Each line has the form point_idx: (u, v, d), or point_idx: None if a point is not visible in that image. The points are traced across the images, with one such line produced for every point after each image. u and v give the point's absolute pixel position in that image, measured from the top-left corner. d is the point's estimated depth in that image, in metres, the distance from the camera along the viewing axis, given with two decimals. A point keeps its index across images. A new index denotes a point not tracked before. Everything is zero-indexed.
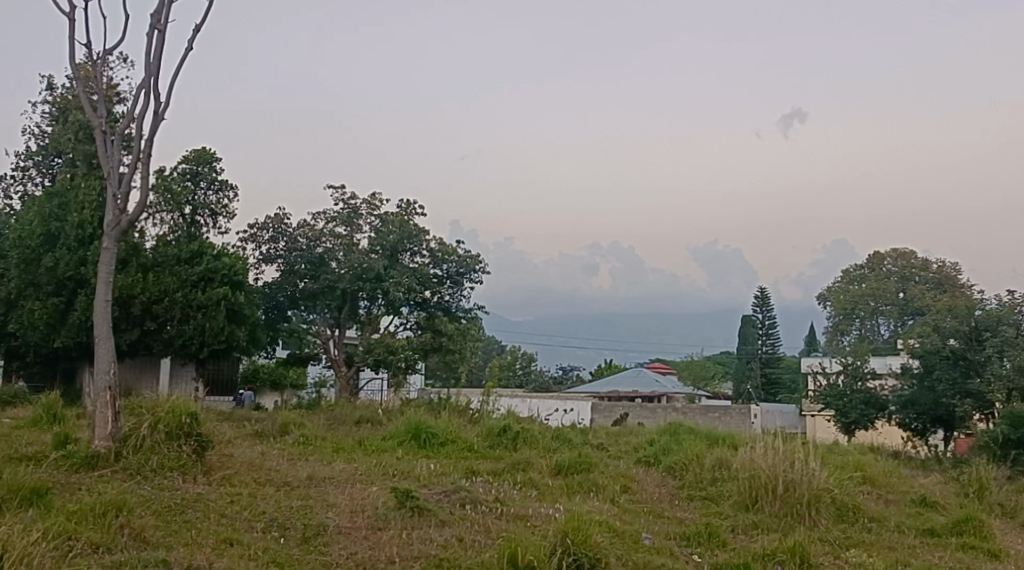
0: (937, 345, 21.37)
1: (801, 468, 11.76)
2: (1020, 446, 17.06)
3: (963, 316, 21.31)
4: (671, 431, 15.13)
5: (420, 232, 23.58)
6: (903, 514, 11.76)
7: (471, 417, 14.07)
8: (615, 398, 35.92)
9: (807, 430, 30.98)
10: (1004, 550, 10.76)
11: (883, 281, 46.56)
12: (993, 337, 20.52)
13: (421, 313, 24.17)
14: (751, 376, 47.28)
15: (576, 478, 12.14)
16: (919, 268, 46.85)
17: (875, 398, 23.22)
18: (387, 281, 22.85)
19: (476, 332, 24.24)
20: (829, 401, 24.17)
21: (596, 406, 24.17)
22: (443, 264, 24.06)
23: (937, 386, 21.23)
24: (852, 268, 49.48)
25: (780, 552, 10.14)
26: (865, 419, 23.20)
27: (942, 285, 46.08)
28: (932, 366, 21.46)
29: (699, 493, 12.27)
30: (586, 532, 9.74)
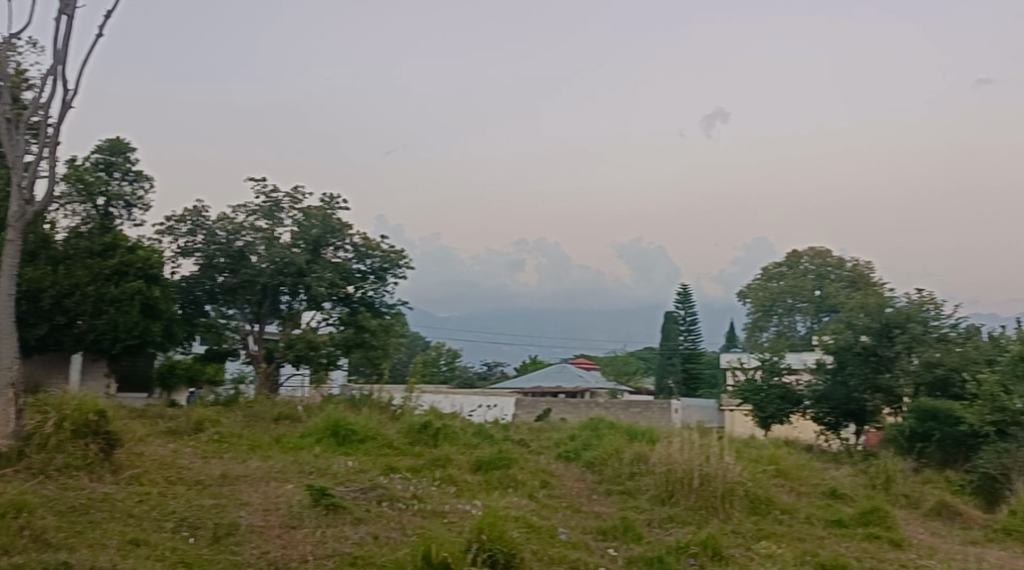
0: (849, 342, 21.94)
1: (716, 462, 11.95)
2: (926, 439, 17.54)
3: (875, 314, 21.69)
4: (591, 427, 15.22)
5: (343, 226, 23.37)
6: (813, 506, 12.01)
7: (392, 414, 13.91)
8: (539, 394, 36.02)
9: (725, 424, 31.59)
10: (907, 540, 11.12)
11: (800, 279, 47.54)
12: (903, 335, 21.25)
13: (344, 309, 23.69)
14: (672, 371, 48.46)
15: (495, 474, 12.14)
16: (835, 265, 47.95)
17: (792, 393, 23.63)
18: (309, 275, 22.58)
19: (400, 329, 24.02)
20: (746, 397, 24.52)
21: (519, 402, 24.26)
22: (366, 260, 23.81)
23: (850, 381, 21.84)
24: (768, 267, 50.34)
25: (693, 545, 10.36)
26: (781, 414, 23.70)
27: (857, 282, 47.24)
28: (846, 362, 22.09)
29: (617, 488, 12.34)
30: (502, 528, 9.74)
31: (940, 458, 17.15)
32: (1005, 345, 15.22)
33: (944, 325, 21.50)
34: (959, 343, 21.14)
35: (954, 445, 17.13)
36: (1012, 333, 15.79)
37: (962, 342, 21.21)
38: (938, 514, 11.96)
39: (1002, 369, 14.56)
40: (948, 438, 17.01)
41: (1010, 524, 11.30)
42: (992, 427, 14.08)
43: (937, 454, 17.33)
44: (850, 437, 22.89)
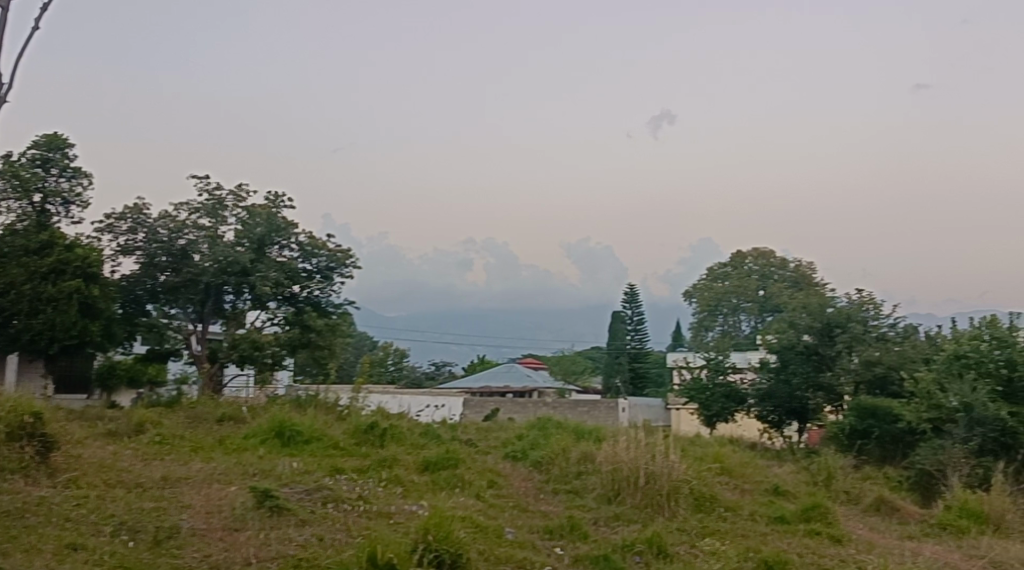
0: (792, 341, 22.23)
1: (662, 461, 12.07)
2: (865, 436, 17.92)
3: (817, 314, 22.15)
4: (539, 426, 15.24)
5: (289, 225, 23.09)
6: (757, 503, 12.19)
7: (339, 414, 13.80)
8: (486, 394, 35.97)
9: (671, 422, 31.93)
10: (847, 536, 11.34)
11: (745, 279, 48.27)
12: (843, 335, 21.67)
13: (289, 308, 23.32)
14: (619, 370, 48.89)
15: (443, 475, 12.10)
16: (778, 266, 48.82)
17: (736, 391, 24.04)
18: (253, 274, 22.24)
19: (346, 329, 23.79)
20: (692, 395, 24.82)
21: (466, 402, 24.17)
22: (312, 259, 23.54)
23: (793, 379, 22.17)
24: (715, 266, 51.19)
25: (639, 543, 10.45)
26: (726, 412, 24.10)
27: (799, 282, 48.19)
28: (788, 360, 22.42)
29: (564, 487, 12.39)
30: (449, 529, 9.69)
31: (879, 455, 17.51)
32: (941, 344, 15.59)
33: (883, 325, 22.15)
34: (897, 342, 21.84)
35: (892, 442, 17.53)
36: (947, 333, 16.21)
37: (899, 341, 21.97)
38: (876, 509, 12.19)
39: (938, 368, 14.89)
40: (886, 436, 17.41)
41: (945, 519, 11.59)
42: (928, 424, 14.48)
43: (875, 451, 17.70)
44: (792, 435, 23.34)
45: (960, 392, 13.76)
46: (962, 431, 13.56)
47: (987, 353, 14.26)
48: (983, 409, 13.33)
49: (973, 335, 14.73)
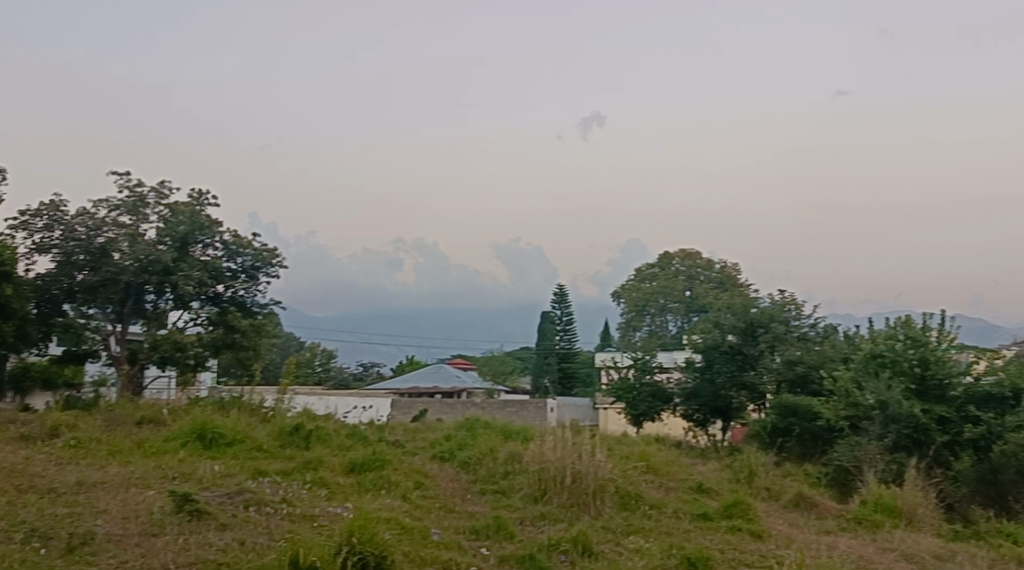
0: (717, 341, 22.75)
1: (588, 460, 12.16)
2: (786, 434, 18.35)
3: (741, 314, 22.78)
4: (467, 427, 15.25)
5: (212, 223, 22.66)
6: (681, 501, 12.37)
7: (263, 416, 13.60)
8: (416, 394, 35.80)
9: (600, 422, 32.25)
10: (767, 532, 11.57)
11: (672, 279, 49.00)
12: (766, 335, 22.32)
13: (214, 308, 22.77)
14: (549, 369, 49.19)
15: (368, 476, 12.02)
16: (705, 266, 49.82)
17: (662, 391, 24.31)
18: (176, 274, 21.74)
19: (272, 329, 23.44)
20: (620, 395, 25.02)
21: (396, 403, 24.06)
22: (237, 258, 23.09)
23: (717, 378, 22.56)
24: (642, 268, 51.52)
25: (564, 542, 10.51)
26: (652, 412, 24.29)
27: (725, 283, 49.29)
28: (714, 360, 22.77)
29: (491, 487, 12.41)
30: (372, 530, 9.62)
31: (799, 453, 17.95)
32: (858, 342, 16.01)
33: (804, 326, 22.83)
34: (817, 341, 22.54)
35: (812, 440, 17.95)
36: (864, 332, 16.67)
37: (819, 340, 22.61)
38: (796, 505, 12.49)
39: (855, 367, 15.29)
40: (807, 433, 17.81)
41: (860, 514, 11.91)
42: (846, 421, 14.88)
43: (797, 448, 18.10)
44: (716, 434, 23.74)
45: (877, 390, 14.17)
46: (878, 427, 14.02)
47: (901, 352, 14.69)
48: (898, 407, 13.76)
49: (888, 334, 15.13)
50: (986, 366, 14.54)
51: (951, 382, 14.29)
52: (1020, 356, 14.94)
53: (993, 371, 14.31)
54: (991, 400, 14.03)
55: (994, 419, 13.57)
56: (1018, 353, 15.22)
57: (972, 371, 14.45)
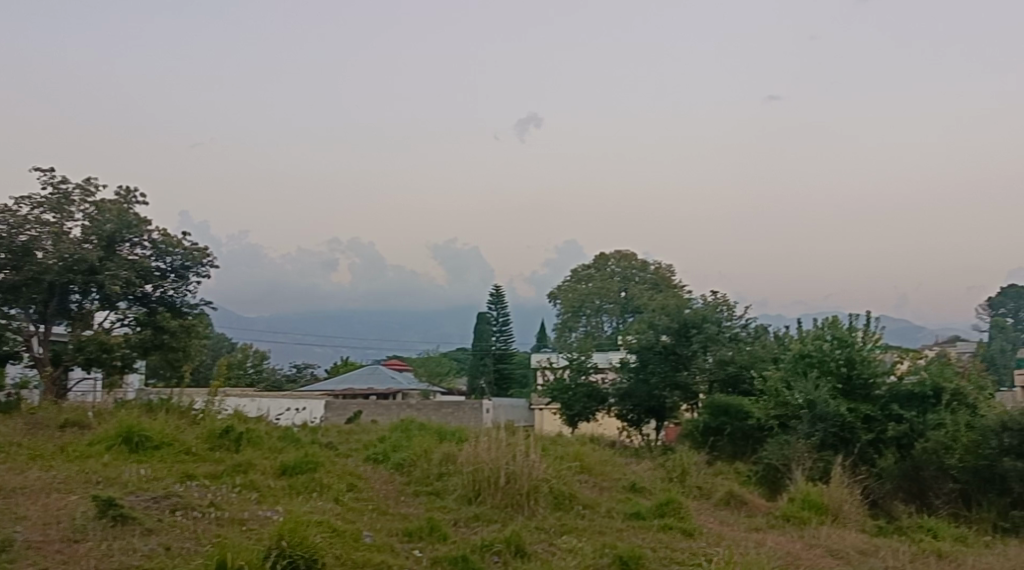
0: (651, 341, 23.00)
1: (522, 460, 12.21)
2: (717, 432, 18.72)
3: (674, 315, 23.10)
4: (402, 428, 15.20)
5: (141, 222, 22.13)
6: (614, 500, 12.48)
7: (193, 419, 13.37)
8: (351, 396, 35.44)
9: (535, 422, 32.45)
10: (698, 529, 11.73)
11: (607, 281, 49.56)
12: (699, 335, 22.59)
13: (141, 309, 22.34)
14: (485, 370, 49.01)
15: (301, 478, 11.91)
16: (639, 268, 50.56)
17: (597, 391, 24.51)
18: (102, 273, 21.17)
19: (202, 330, 22.99)
20: (555, 395, 25.09)
21: (331, 404, 23.81)
22: (166, 257, 22.58)
23: (651, 378, 22.84)
24: (578, 267, 52.04)
25: (497, 542, 10.49)
26: (587, 412, 24.47)
27: (659, 284, 50.10)
28: (648, 360, 23.09)
29: (425, 488, 12.35)
30: (304, 533, 9.52)
31: (731, 451, 18.15)
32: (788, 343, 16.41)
33: (736, 325, 23.30)
34: (749, 342, 22.93)
35: (742, 439, 18.14)
36: (793, 333, 17.12)
37: (750, 341, 23.02)
38: (727, 503, 12.70)
39: (785, 367, 15.75)
40: (738, 432, 18.02)
41: (789, 511, 12.15)
42: (775, 420, 15.18)
43: (728, 447, 18.33)
44: (650, 433, 24.02)
45: (805, 389, 14.56)
46: (806, 426, 14.33)
47: (829, 352, 15.17)
48: (826, 406, 14.17)
49: (817, 334, 15.63)
50: (909, 366, 14.92)
51: (875, 381, 14.68)
52: (940, 356, 15.42)
53: (914, 370, 14.70)
54: (913, 400, 14.35)
55: (916, 417, 13.94)
56: (939, 352, 15.73)
57: (895, 370, 14.84)
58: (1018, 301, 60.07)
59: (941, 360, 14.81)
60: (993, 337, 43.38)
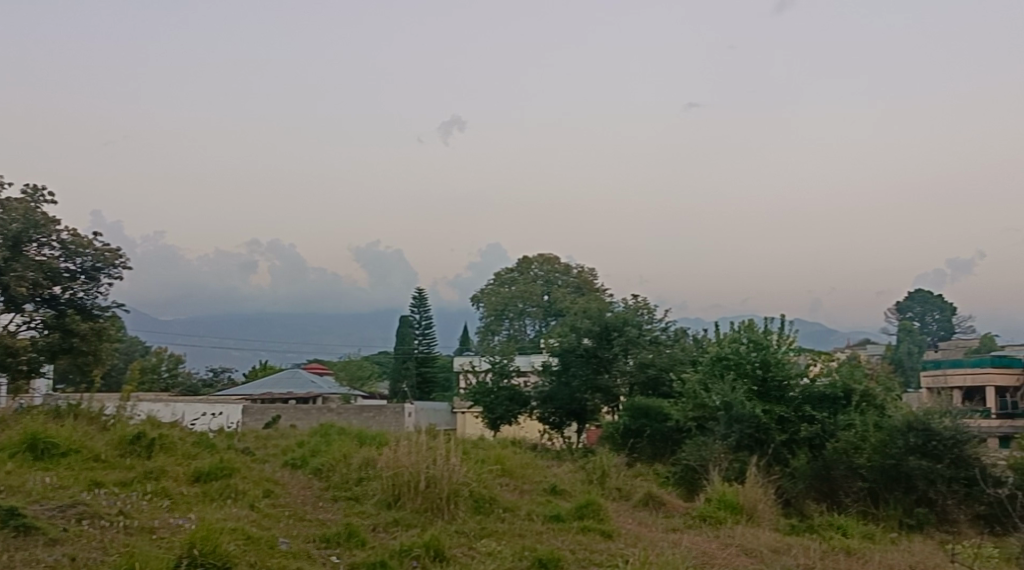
0: (573, 344, 23.19)
1: (442, 464, 12.16)
2: (637, 435, 18.93)
3: (595, 317, 23.32)
4: (322, 433, 15.07)
5: (50, 222, 21.43)
6: (534, 503, 12.54)
7: (103, 425, 13.05)
8: (269, 401, 34.73)
9: (455, 426, 32.39)
10: (617, 531, 11.84)
11: (530, 285, 49.64)
12: (620, 338, 23.02)
13: (49, 311, 21.60)
14: (406, 374, 47.81)
15: (215, 485, 11.69)
16: (562, 272, 51.09)
17: (519, 394, 24.61)
18: (7, 274, 20.40)
19: (114, 334, 22.33)
20: (477, 399, 25.04)
21: (248, 409, 23.34)
22: (76, 258, 21.90)
23: (573, 381, 23.01)
24: (502, 270, 52.26)
25: (416, 547, 10.34)
26: (509, 415, 24.52)
27: (581, 288, 50.69)
28: (569, 363, 23.24)
29: (344, 494, 12.23)
30: (217, 541, 9.32)
31: (650, 452, 18.49)
32: (706, 346, 16.82)
33: (656, 328, 23.83)
34: (668, 344, 23.39)
35: (662, 441, 18.54)
36: (711, 336, 17.53)
37: (670, 344, 23.48)
38: (646, 504, 12.87)
39: (703, 370, 16.10)
40: (658, 434, 18.37)
41: (706, 511, 12.36)
42: (694, 422, 15.61)
43: (647, 449, 18.63)
44: (571, 436, 24.17)
45: (722, 391, 14.87)
46: (723, 427, 14.63)
47: (745, 355, 15.55)
48: (741, 407, 14.47)
49: (733, 337, 16.01)
50: (822, 368, 15.33)
51: (789, 383, 15.04)
52: (850, 358, 15.91)
53: (827, 373, 15.09)
54: (824, 400, 14.78)
55: (828, 418, 14.35)
56: (850, 355, 16.20)
57: (808, 372, 15.18)
58: (924, 305, 62.46)
59: (852, 362, 15.29)
60: (901, 340, 44.98)
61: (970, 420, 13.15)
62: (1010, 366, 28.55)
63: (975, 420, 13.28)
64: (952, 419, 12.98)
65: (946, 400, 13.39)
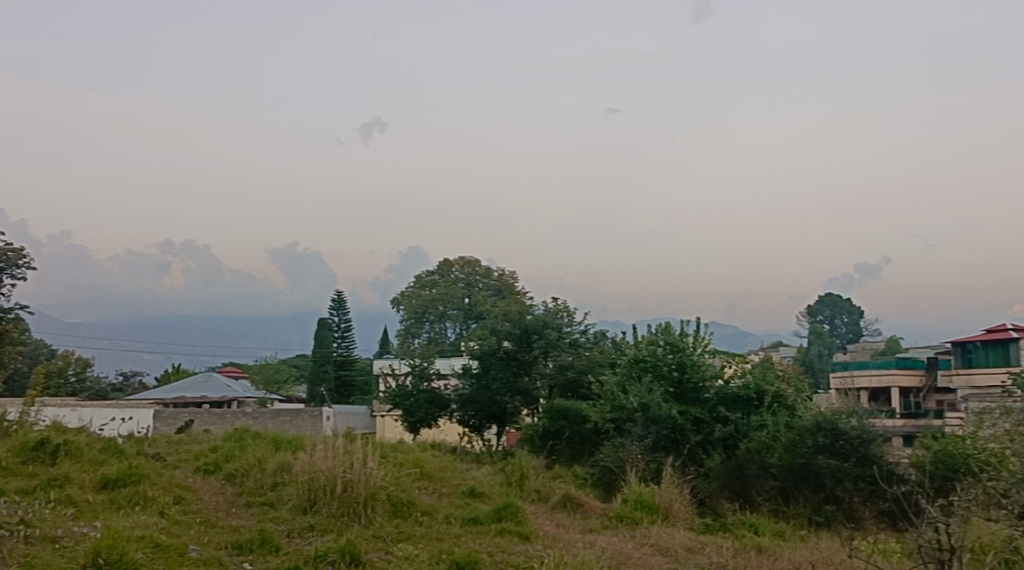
0: (493, 347, 23.25)
1: (360, 468, 12.02)
2: (556, 436, 19.09)
3: (516, 320, 23.45)
4: (236, 437, 14.86)
5: None
6: (452, 506, 12.53)
7: (3, 431, 12.58)
8: (183, 405, 33.83)
9: (375, 430, 32.32)
10: (535, 533, 11.89)
11: (449, 287, 49.60)
12: (540, 341, 23.22)
13: None
14: (325, 378, 47.46)
15: (123, 492, 11.38)
16: (482, 275, 51.20)
17: (439, 397, 24.56)
18: None
19: (17, 336, 21.49)
20: (396, 402, 24.88)
21: (159, 414, 22.69)
22: None
23: (493, 384, 23.02)
24: (422, 272, 51.98)
25: (332, 552, 10.12)
26: (429, 418, 24.39)
27: (501, 291, 50.93)
28: (489, 366, 23.29)
29: (258, 499, 12.05)
30: (124, 550, 9.07)
31: (569, 454, 18.66)
32: (624, 348, 17.26)
33: (576, 330, 24.17)
34: (587, 347, 23.77)
35: (580, 442, 18.76)
36: (629, 339, 17.91)
37: (589, 346, 23.83)
38: (563, 506, 12.99)
39: (622, 372, 16.61)
40: (576, 436, 18.53)
41: (623, 511, 12.53)
42: (612, 423, 15.86)
43: (566, 450, 18.81)
44: (491, 438, 24.09)
45: (639, 393, 15.21)
46: (640, 428, 14.89)
47: (662, 356, 16.02)
48: (658, 408, 14.80)
49: (651, 340, 16.41)
50: (735, 370, 15.76)
51: (704, 385, 15.40)
52: (763, 360, 16.44)
53: (740, 374, 15.56)
54: (738, 401, 15.18)
55: (740, 419, 14.86)
56: (764, 356, 16.71)
57: (723, 374, 15.63)
58: (833, 308, 64.43)
59: (764, 364, 15.79)
60: (809, 342, 46.18)
61: (876, 420, 13.58)
62: (912, 366, 29.68)
63: (881, 420, 13.71)
64: (858, 419, 13.38)
65: (853, 400, 13.80)
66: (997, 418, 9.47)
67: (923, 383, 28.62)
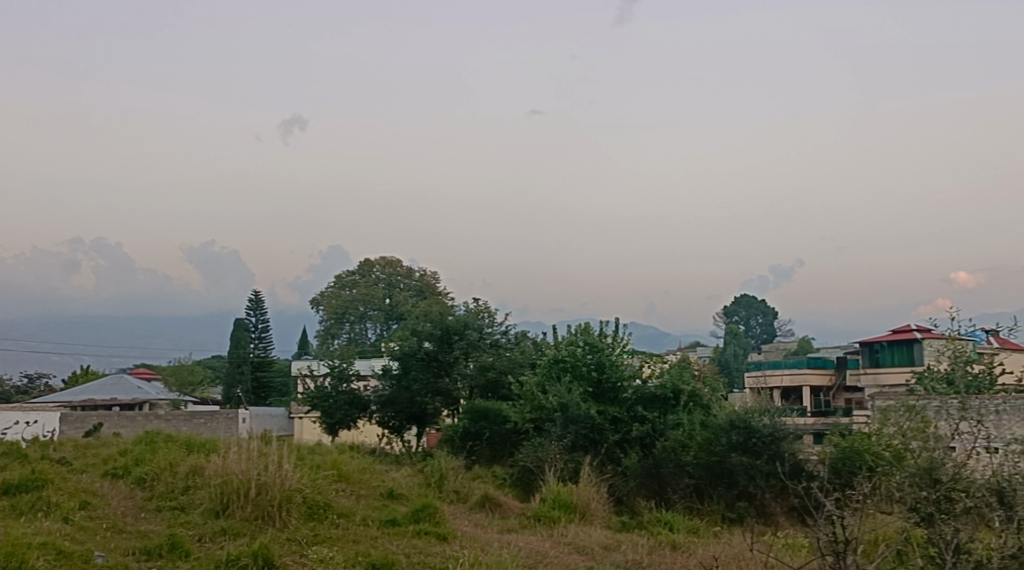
0: (414, 347, 23.22)
1: (275, 470, 11.89)
2: (475, 437, 19.11)
3: (437, 321, 23.46)
4: (146, 441, 14.56)
5: None
6: (369, 508, 12.46)
7: None
8: (90, 408, 32.70)
9: (296, 433, 31.87)
10: (452, 533, 11.91)
11: (370, 288, 49.30)
12: (461, 341, 23.30)
13: None
14: (241, 379, 46.62)
15: (25, 498, 11.01)
16: (404, 275, 51.07)
17: (359, 398, 24.37)
18: None
19: None
20: (315, 402, 24.60)
21: (66, 417, 21.89)
22: None
23: (413, 385, 22.94)
24: (343, 273, 51.57)
25: (243, 556, 9.82)
26: (349, 419, 24.21)
27: (423, 291, 50.84)
28: (409, 367, 23.23)
29: (169, 503, 11.82)
30: (20, 558, 8.76)
31: (488, 454, 18.73)
32: (543, 349, 17.47)
33: (496, 331, 24.27)
34: (508, 347, 23.92)
35: (500, 442, 18.86)
36: (548, 339, 18.12)
37: (510, 347, 23.97)
38: (482, 506, 13.01)
39: (542, 372, 16.78)
40: (496, 436, 18.62)
41: (541, 511, 12.62)
42: (532, 423, 16.01)
43: (486, 451, 18.87)
44: (411, 439, 23.99)
45: (559, 393, 15.43)
46: (559, 428, 15.05)
47: (581, 357, 16.25)
48: (577, 408, 15.02)
49: (571, 340, 16.61)
50: (653, 370, 16.00)
51: (622, 385, 15.66)
52: (679, 359, 16.78)
53: (658, 374, 15.79)
54: (655, 400, 15.40)
55: (657, 418, 15.11)
56: (680, 356, 17.05)
57: (641, 374, 15.87)
58: (749, 309, 65.93)
59: (680, 364, 16.10)
60: (725, 343, 47.07)
61: (788, 419, 13.97)
62: (820, 365, 30.59)
63: (792, 419, 14.11)
64: (771, 417, 13.75)
65: (766, 400, 14.15)
66: (898, 415, 9.79)
67: (832, 382, 29.49)
